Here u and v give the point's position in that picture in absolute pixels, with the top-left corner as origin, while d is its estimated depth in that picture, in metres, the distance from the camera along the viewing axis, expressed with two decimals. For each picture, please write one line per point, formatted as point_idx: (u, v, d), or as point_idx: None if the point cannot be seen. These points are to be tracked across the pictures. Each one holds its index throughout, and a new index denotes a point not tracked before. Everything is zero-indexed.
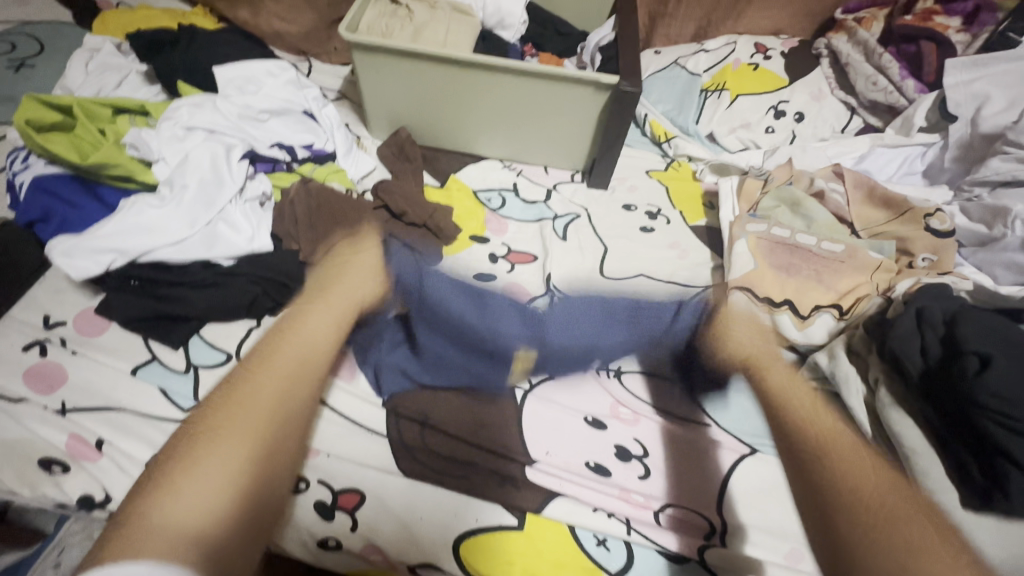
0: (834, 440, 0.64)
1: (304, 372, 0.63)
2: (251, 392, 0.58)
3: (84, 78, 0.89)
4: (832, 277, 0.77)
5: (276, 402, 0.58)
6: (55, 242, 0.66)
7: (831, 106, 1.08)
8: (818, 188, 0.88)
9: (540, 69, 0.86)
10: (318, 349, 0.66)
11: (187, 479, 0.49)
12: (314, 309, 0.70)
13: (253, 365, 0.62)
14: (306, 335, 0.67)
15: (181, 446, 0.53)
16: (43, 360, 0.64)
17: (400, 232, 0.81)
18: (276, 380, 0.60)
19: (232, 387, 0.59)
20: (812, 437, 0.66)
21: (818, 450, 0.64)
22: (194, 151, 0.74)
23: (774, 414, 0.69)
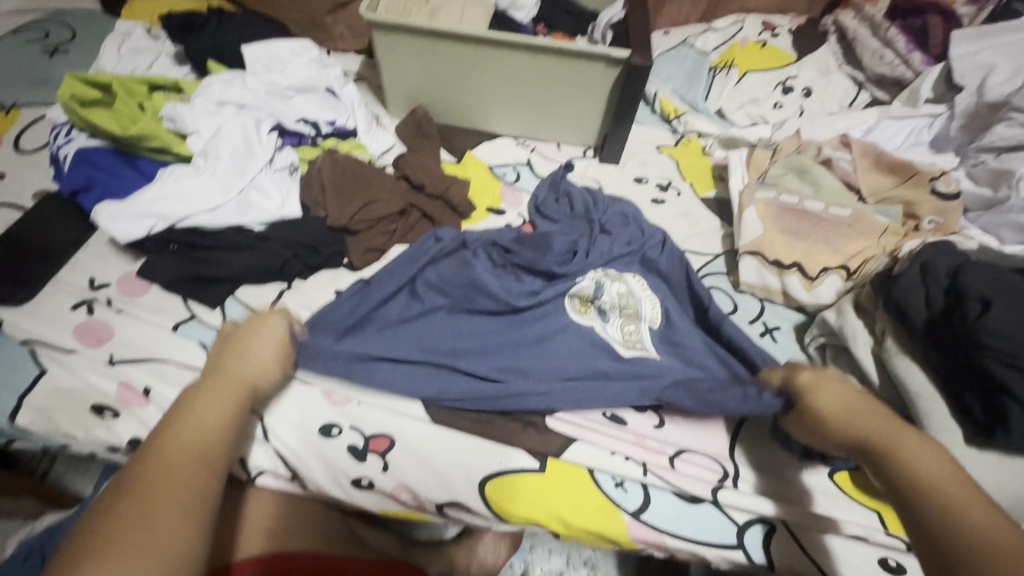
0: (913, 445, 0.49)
1: (196, 489, 0.44)
2: (153, 520, 0.41)
3: (118, 59, 0.93)
4: (839, 240, 0.80)
5: (185, 487, 0.43)
6: (101, 208, 0.70)
7: (839, 81, 1.10)
8: (826, 156, 0.90)
9: (555, 45, 0.89)
10: (233, 410, 0.50)
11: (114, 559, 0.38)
12: (183, 420, 0.48)
13: (203, 391, 0.50)
14: (198, 433, 0.47)
15: (119, 500, 0.42)
16: (90, 318, 0.68)
17: (268, 377, 0.56)
18: (177, 504, 0.42)
19: (144, 464, 0.44)
20: (916, 473, 0.47)
21: (924, 485, 0.46)
22: (227, 124, 0.78)
23: (901, 482, 0.47)
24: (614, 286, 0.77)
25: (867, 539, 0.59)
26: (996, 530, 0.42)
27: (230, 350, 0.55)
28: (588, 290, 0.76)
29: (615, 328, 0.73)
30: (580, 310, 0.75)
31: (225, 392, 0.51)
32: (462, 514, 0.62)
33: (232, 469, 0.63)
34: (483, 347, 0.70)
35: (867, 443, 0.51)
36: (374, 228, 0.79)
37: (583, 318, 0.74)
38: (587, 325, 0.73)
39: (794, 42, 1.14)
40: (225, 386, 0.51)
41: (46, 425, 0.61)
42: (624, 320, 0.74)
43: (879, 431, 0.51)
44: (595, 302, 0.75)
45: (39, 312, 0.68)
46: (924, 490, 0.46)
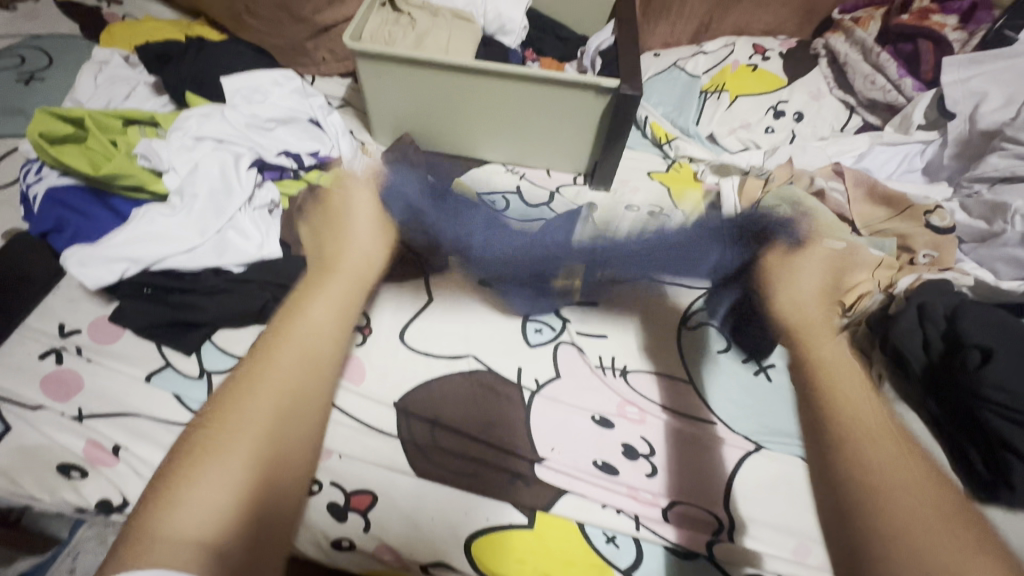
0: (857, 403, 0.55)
1: (284, 401, 0.52)
2: (245, 404, 0.50)
3: (94, 90, 0.90)
4: None
5: (275, 409, 0.51)
6: (69, 252, 0.68)
7: (830, 105, 1.09)
8: (818, 187, 0.89)
9: (543, 75, 0.88)
10: (290, 378, 0.54)
11: (202, 473, 0.45)
12: (272, 351, 0.55)
13: (276, 332, 0.57)
14: (308, 327, 0.58)
15: (221, 398, 0.51)
16: (59, 367, 0.65)
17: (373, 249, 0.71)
18: (268, 405, 0.51)
19: (250, 372, 0.53)
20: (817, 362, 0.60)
21: (849, 413, 0.54)
22: (204, 160, 0.76)
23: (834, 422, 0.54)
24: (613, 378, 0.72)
25: None
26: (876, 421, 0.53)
27: (332, 243, 0.70)
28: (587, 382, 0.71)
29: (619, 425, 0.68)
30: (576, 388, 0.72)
31: (298, 341, 0.56)
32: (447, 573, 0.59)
33: None
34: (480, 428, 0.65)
35: (796, 328, 0.65)
36: None
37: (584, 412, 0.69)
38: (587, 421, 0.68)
39: (785, 66, 1.13)
40: (291, 341, 0.56)
41: (10, 486, 0.58)
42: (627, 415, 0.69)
43: (794, 325, 0.65)
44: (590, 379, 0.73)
45: (4, 362, 0.65)
46: (823, 386, 0.58)
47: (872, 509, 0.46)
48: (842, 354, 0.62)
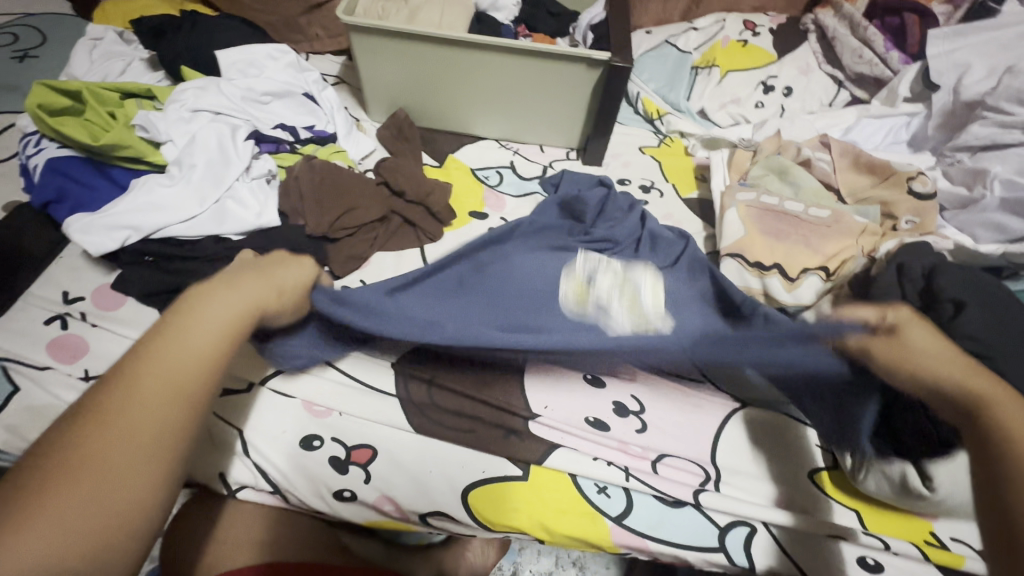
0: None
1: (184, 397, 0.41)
2: (118, 419, 0.39)
3: (90, 65, 0.91)
4: (819, 241, 0.81)
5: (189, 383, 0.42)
6: (71, 221, 0.69)
7: (819, 80, 1.11)
8: (805, 157, 0.91)
9: (535, 48, 0.89)
10: (212, 359, 0.43)
11: (58, 513, 0.35)
12: (105, 420, 0.39)
13: (147, 355, 0.42)
14: (197, 345, 0.43)
15: (56, 446, 0.38)
16: (64, 332, 0.67)
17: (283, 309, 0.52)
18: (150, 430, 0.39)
19: (107, 398, 0.39)
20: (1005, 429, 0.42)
21: (1016, 453, 0.41)
22: (201, 132, 0.77)
23: (989, 438, 0.42)
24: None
25: (845, 538, 0.60)
26: None
27: (247, 276, 0.50)
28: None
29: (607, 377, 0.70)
30: None
31: (178, 356, 0.42)
32: (445, 523, 0.62)
33: (213, 482, 0.62)
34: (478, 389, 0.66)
35: (982, 402, 0.43)
36: (357, 235, 0.79)
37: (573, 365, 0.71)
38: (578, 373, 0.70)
39: (775, 41, 1.15)
40: (174, 347, 0.42)
41: (20, 444, 0.60)
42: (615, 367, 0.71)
43: (983, 395, 0.43)
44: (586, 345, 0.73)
45: (11, 328, 0.67)
46: (978, 405, 0.43)
47: None
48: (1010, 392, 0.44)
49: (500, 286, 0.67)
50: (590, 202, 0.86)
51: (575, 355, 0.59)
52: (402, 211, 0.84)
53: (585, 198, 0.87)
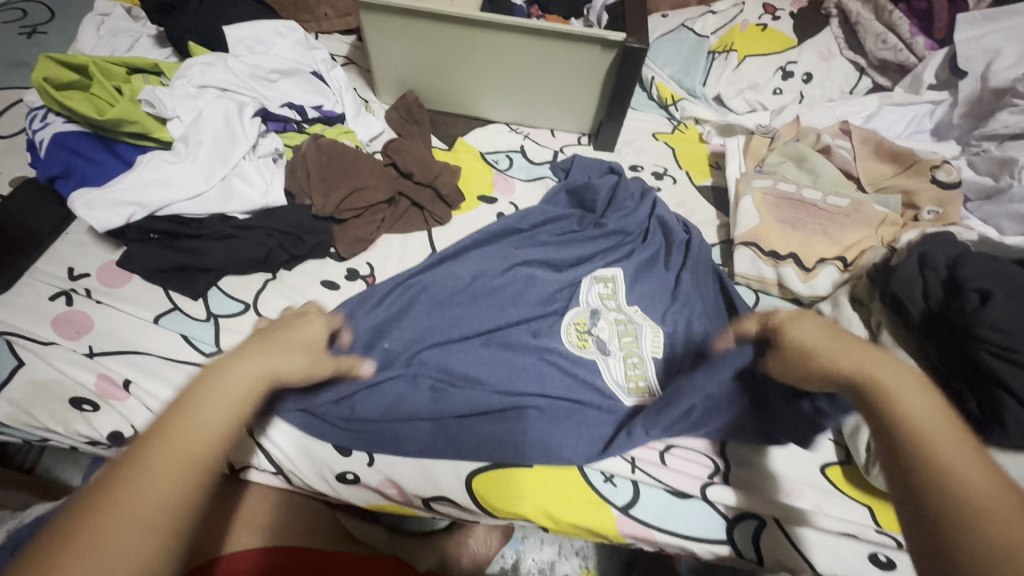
0: (955, 449, 0.38)
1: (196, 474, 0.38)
2: (179, 440, 0.38)
3: (98, 41, 0.90)
4: (837, 231, 0.79)
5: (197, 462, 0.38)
6: (76, 195, 0.67)
7: (840, 67, 1.08)
8: (825, 144, 0.88)
9: (549, 27, 0.87)
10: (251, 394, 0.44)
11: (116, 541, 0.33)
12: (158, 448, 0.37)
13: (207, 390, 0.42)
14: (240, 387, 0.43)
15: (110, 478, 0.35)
16: (69, 308, 0.66)
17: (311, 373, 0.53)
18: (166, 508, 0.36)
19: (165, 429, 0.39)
20: (912, 419, 0.40)
21: (917, 440, 0.39)
22: (208, 108, 0.75)
23: (893, 429, 0.40)
24: (611, 314, 0.74)
25: (856, 536, 0.58)
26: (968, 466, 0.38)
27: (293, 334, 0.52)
28: (585, 317, 0.74)
29: (618, 363, 0.70)
30: (578, 343, 0.71)
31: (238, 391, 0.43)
32: (449, 508, 0.62)
33: (215, 462, 0.61)
34: (482, 372, 0.66)
35: (874, 381, 0.43)
36: (364, 217, 0.78)
37: (583, 351, 0.70)
38: (589, 359, 0.70)
39: (796, 25, 1.11)
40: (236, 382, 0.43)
41: (24, 419, 0.60)
42: (625, 352, 0.70)
43: (879, 378, 0.43)
44: (592, 333, 0.72)
45: (16, 302, 0.66)
46: (881, 394, 0.42)
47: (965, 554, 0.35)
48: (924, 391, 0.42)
49: (491, 319, 0.70)
50: (600, 190, 0.85)
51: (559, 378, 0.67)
52: (411, 192, 0.83)
53: (594, 185, 0.85)
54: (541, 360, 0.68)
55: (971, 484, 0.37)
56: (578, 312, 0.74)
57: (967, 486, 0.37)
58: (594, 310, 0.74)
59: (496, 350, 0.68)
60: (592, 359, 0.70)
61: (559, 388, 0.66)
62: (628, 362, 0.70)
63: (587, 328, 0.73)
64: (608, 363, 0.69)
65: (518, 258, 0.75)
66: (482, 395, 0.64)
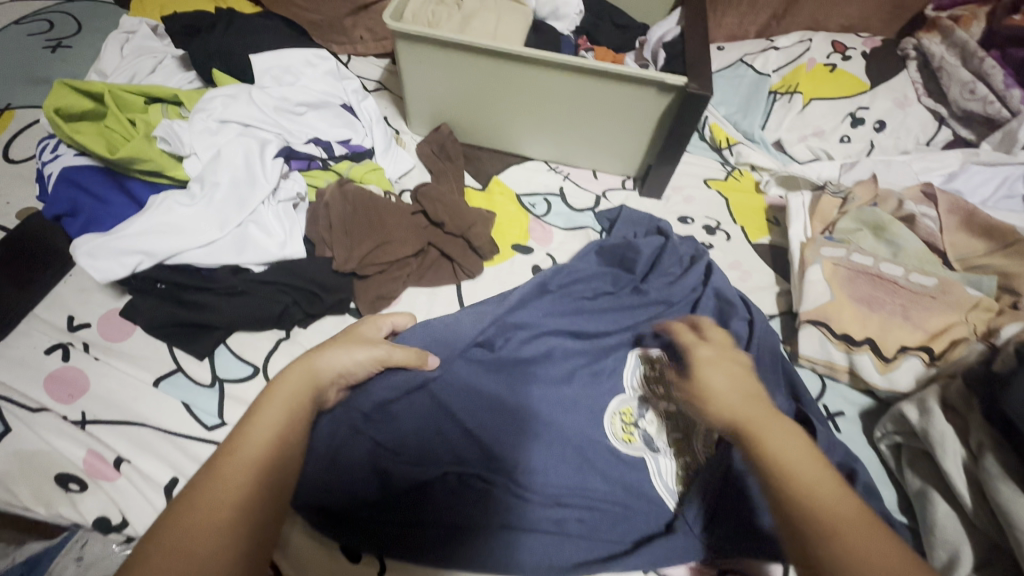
0: (826, 492, 0.39)
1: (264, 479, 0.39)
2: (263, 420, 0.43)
3: (120, 61, 0.85)
4: (920, 315, 0.69)
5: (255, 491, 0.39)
6: (80, 242, 0.62)
7: (917, 115, 0.97)
8: (908, 212, 0.78)
9: (601, 66, 0.79)
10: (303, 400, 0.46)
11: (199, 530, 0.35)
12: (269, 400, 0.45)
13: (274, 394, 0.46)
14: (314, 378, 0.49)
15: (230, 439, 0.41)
16: (64, 365, 0.61)
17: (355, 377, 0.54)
18: (218, 537, 0.35)
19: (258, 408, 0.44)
20: (774, 463, 0.41)
21: (785, 481, 0.40)
22: (227, 147, 0.69)
23: (766, 483, 0.41)
24: (662, 404, 0.65)
25: None
26: (836, 502, 0.38)
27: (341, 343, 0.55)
28: (632, 406, 0.64)
29: (669, 464, 0.61)
30: (622, 437, 0.62)
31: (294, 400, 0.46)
32: None
33: None
34: (505, 468, 0.58)
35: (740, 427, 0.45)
36: (389, 272, 0.70)
37: (629, 447, 0.61)
38: (635, 458, 0.61)
39: (869, 67, 1.01)
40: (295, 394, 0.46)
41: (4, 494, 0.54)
42: (676, 452, 0.61)
43: (749, 419, 0.45)
44: (640, 426, 0.63)
45: (9, 355, 0.61)
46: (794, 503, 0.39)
47: (830, 543, 0.36)
48: (803, 442, 0.43)
49: (521, 404, 0.62)
50: (644, 251, 0.77)
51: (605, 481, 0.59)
52: (442, 242, 0.76)
53: (636, 244, 0.77)
54: (578, 455, 0.60)
55: (856, 533, 0.36)
56: (624, 399, 0.65)
57: (815, 488, 0.39)
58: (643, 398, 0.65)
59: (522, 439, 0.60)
60: (639, 457, 0.61)
61: (602, 493, 0.58)
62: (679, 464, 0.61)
63: (634, 417, 0.64)
64: (658, 466, 0.60)
65: (548, 327, 0.67)
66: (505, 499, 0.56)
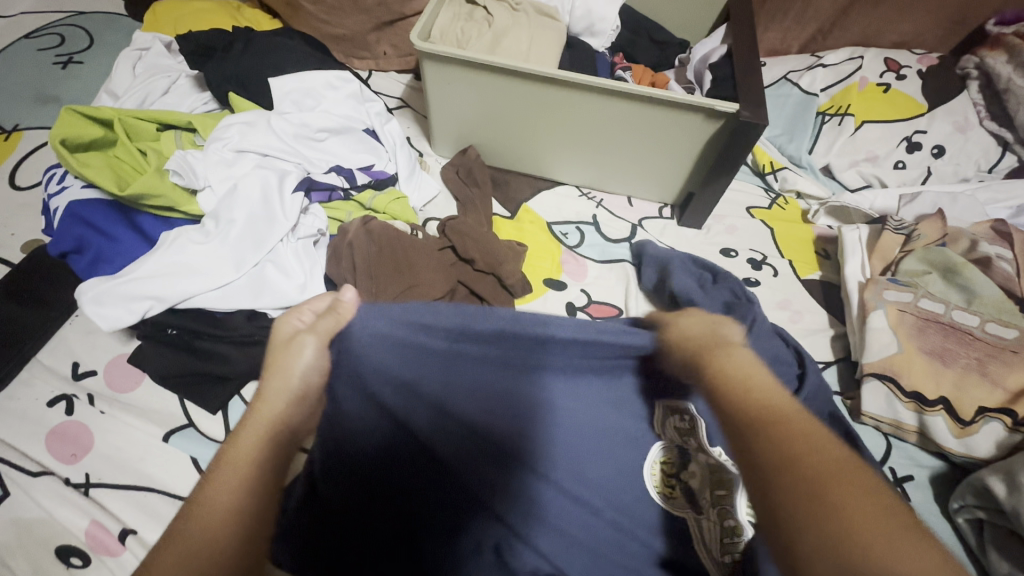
0: (797, 431, 0.37)
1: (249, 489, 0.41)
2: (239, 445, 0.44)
3: (133, 81, 0.81)
4: (999, 371, 0.63)
5: (238, 508, 0.40)
6: (86, 286, 0.57)
7: (979, 140, 0.91)
8: (982, 254, 0.71)
9: (643, 90, 0.73)
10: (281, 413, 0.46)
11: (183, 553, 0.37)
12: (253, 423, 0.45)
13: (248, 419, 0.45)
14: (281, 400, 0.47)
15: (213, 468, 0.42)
16: (68, 419, 0.56)
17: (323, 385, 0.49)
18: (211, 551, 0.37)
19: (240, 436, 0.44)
20: (766, 407, 0.40)
21: (773, 416, 0.39)
22: (244, 180, 0.64)
23: (746, 417, 0.40)
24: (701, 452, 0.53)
25: None
26: (822, 450, 0.36)
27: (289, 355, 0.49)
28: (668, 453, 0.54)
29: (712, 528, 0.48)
30: (659, 491, 0.50)
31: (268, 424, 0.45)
32: None
33: None
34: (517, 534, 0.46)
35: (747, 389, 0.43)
36: None
37: (669, 506, 0.49)
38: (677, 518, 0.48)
39: (925, 87, 0.93)
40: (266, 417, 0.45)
41: None
42: (721, 511, 0.48)
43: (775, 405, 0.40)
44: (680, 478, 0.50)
45: (10, 408, 0.57)
46: (766, 421, 0.39)
47: (802, 497, 0.33)
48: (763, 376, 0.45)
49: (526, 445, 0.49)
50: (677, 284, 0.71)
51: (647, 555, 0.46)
52: (469, 281, 0.70)
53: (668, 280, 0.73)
54: (591, 512, 0.48)
55: (838, 488, 0.33)
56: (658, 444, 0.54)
57: (805, 436, 0.37)
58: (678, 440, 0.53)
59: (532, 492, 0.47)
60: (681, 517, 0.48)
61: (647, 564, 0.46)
62: (724, 526, 0.48)
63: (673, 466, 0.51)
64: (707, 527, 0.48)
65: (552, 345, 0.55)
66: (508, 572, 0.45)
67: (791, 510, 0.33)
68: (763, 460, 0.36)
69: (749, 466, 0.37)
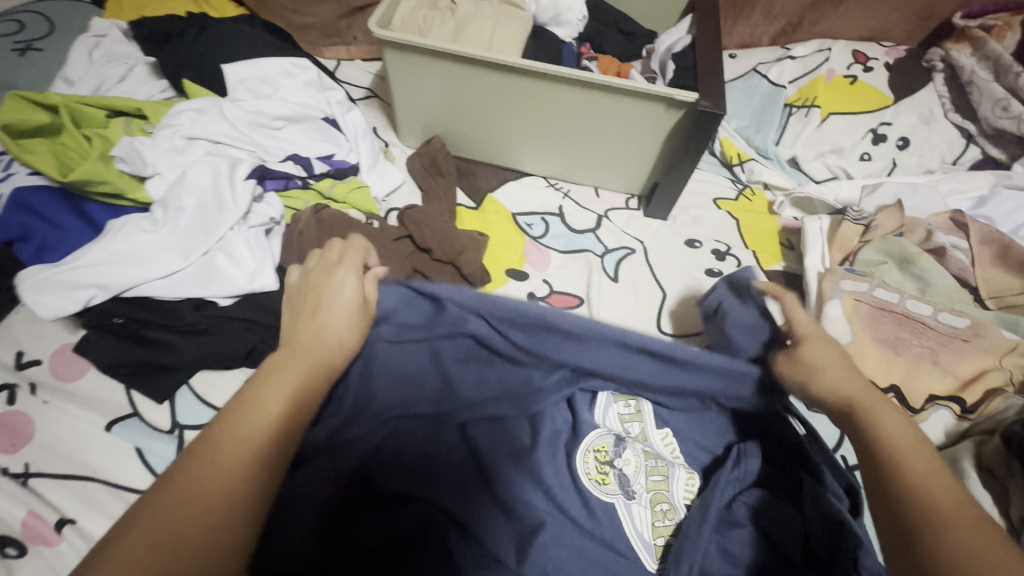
0: (927, 473, 0.40)
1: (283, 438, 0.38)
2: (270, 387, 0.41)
3: (88, 68, 0.80)
4: (950, 359, 0.63)
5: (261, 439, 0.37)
6: (25, 274, 0.57)
7: (943, 132, 0.91)
8: (937, 244, 0.72)
9: (604, 79, 0.72)
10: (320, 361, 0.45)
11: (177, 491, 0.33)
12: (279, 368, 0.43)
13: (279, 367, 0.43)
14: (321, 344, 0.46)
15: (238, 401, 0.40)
16: (9, 409, 0.55)
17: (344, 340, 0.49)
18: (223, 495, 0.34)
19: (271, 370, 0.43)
20: (888, 441, 0.43)
21: (893, 455, 0.42)
22: (195, 167, 0.64)
23: (877, 448, 0.43)
24: (638, 445, 0.59)
25: None
26: (947, 491, 0.39)
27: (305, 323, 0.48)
28: (608, 443, 0.58)
29: (643, 511, 0.55)
30: (597, 478, 0.56)
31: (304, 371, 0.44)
32: None
33: None
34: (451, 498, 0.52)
35: (853, 414, 0.46)
36: None
37: (602, 490, 0.55)
38: (608, 502, 0.55)
39: (891, 79, 0.94)
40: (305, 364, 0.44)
41: None
42: (653, 496, 0.56)
43: (868, 414, 0.45)
44: (615, 465, 0.57)
45: None
46: (896, 472, 0.41)
47: (934, 540, 0.36)
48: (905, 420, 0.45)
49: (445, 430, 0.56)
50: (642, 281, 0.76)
51: (581, 532, 0.52)
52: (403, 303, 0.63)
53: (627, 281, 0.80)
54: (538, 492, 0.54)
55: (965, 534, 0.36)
56: (600, 435, 0.58)
57: (931, 482, 0.40)
58: (618, 437, 0.59)
59: (475, 481, 0.54)
60: (613, 502, 0.55)
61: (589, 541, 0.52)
62: (655, 510, 0.55)
63: (609, 455, 0.57)
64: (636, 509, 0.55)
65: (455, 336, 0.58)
66: (461, 543, 0.49)
67: (940, 558, 0.35)
68: (896, 508, 0.39)
69: (899, 529, 0.38)
